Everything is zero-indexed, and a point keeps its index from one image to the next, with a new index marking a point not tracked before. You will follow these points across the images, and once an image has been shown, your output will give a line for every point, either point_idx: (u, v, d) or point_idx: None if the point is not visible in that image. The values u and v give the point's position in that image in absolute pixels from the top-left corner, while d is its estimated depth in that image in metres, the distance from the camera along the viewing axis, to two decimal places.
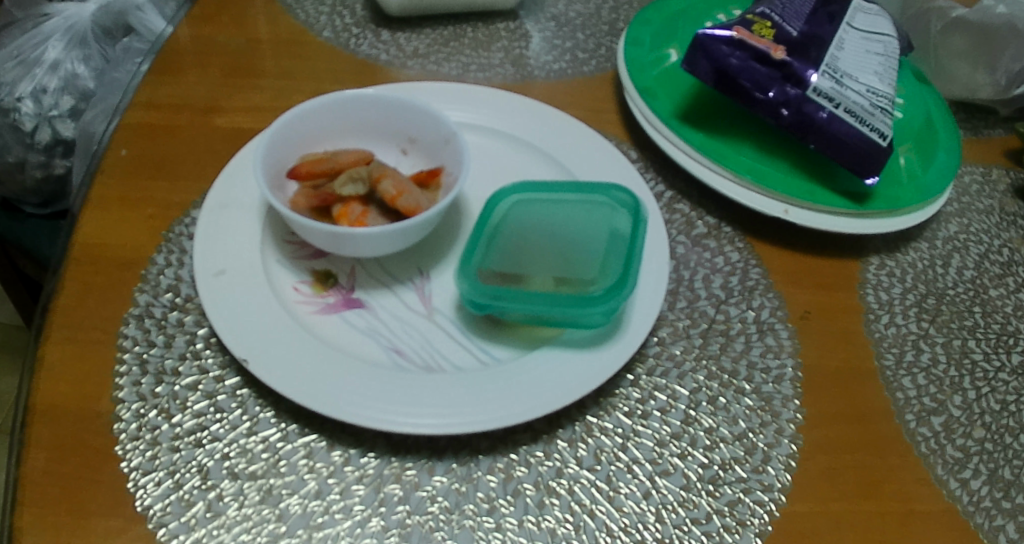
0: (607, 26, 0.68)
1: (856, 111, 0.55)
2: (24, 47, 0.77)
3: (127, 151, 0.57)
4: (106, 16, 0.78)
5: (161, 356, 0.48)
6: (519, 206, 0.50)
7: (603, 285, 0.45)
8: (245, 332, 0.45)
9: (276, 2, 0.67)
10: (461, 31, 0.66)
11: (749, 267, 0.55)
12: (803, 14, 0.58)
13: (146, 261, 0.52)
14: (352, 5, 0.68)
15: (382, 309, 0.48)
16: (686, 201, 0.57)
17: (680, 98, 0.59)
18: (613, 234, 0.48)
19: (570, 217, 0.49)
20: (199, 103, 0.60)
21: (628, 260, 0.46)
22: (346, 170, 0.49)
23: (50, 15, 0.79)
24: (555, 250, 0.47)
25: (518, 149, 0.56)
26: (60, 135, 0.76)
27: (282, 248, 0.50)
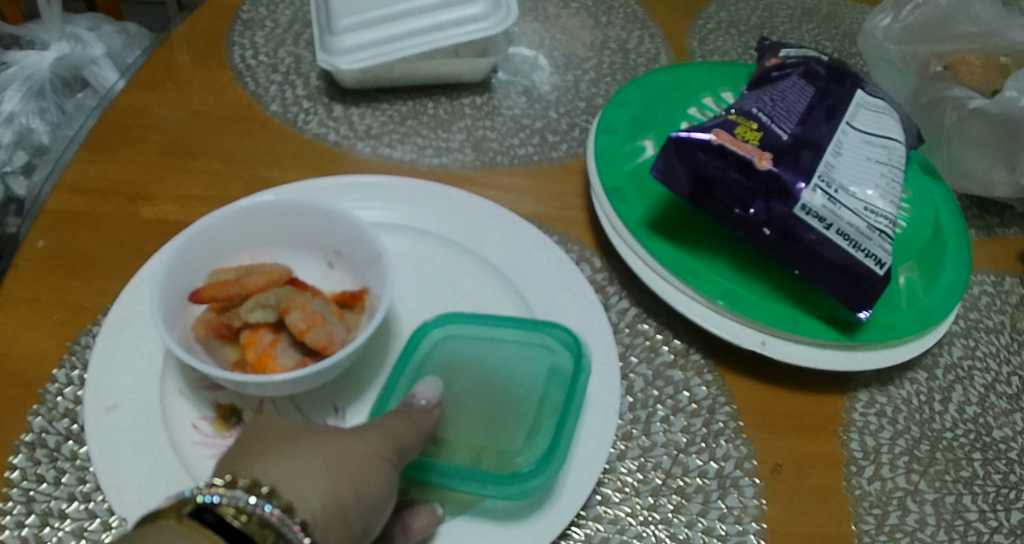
0: (584, 103, 0.61)
1: (851, 234, 0.48)
2: None
3: (45, 242, 0.53)
4: (64, 68, 0.76)
5: (49, 495, 0.43)
6: (448, 341, 0.44)
7: (532, 453, 0.39)
8: (130, 483, 0.40)
9: (226, 67, 0.62)
10: (421, 107, 0.60)
11: (717, 406, 0.49)
12: (795, 113, 0.51)
13: (47, 377, 0.47)
14: (306, 73, 0.63)
15: None
16: (653, 320, 0.52)
17: (653, 203, 0.53)
18: (551, 382, 0.42)
19: (505, 359, 0.44)
20: (129, 187, 0.55)
21: (563, 421, 0.40)
22: (254, 295, 0.44)
23: (7, 63, 0.76)
24: (482, 402, 0.41)
25: (463, 257, 0.50)
26: (13, 194, 0.69)
27: (186, 374, 0.45)
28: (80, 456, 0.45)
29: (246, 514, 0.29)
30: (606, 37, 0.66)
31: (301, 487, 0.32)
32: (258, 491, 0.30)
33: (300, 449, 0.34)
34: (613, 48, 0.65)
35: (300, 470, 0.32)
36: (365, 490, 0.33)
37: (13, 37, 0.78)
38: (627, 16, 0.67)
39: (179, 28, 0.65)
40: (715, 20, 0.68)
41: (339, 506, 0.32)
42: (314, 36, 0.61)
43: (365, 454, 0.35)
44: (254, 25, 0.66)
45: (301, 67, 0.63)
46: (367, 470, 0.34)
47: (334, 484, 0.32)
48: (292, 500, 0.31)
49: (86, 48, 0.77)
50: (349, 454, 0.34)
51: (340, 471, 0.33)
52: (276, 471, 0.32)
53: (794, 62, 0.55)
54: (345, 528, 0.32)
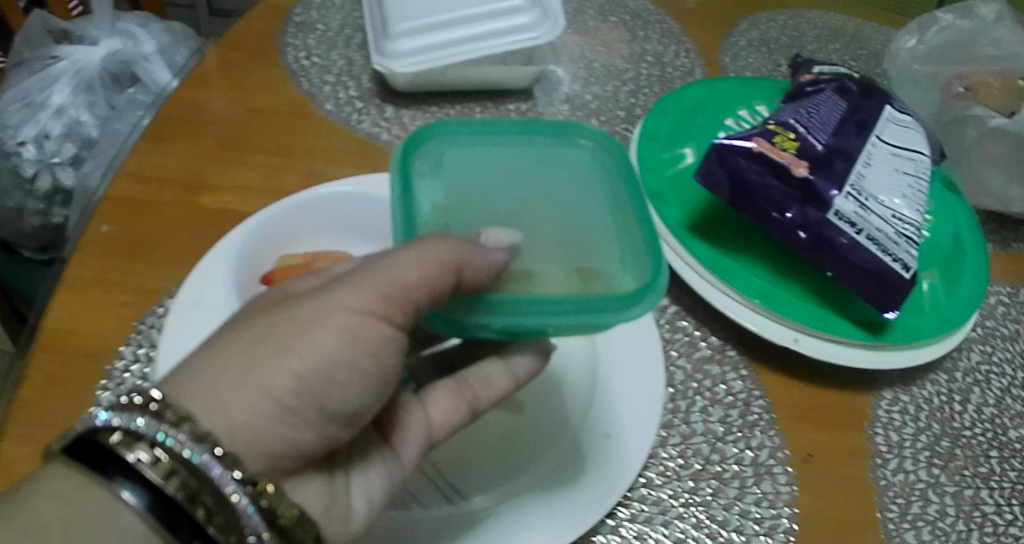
0: (625, 112, 0.63)
1: (879, 239, 0.51)
2: (31, 89, 0.76)
3: (108, 227, 0.55)
4: (115, 64, 0.78)
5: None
6: (460, 148, 0.43)
7: (621, 273, 0.39)
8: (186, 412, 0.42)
9: (281, 66, 0.65)
10: (469, 110, 0.62)
11: (752, 399, 0.52)
12: (829, 125, 0.55)
13: (112, 355, 0.49)
14: (358, 76, 0.65)
15: None
16: (690, 317, 0.56)
17: (693, 206, 0.57)
18: (615, 199, 0.42)
19: (538, 176, 0.43)
20: (189, 177, 0.58)
21: (646, 238, 0.40)
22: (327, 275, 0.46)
23: (58, 57, 0.77)
24: (520, 221, 0.41)
25: None
26: (60, 183, 0.75)
27: None
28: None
29: (141, 443, 0.31)
30: (644, 51, 0.67)
31: (217, 388, 0.32)
32: (150, 409, 0.31)
33: (227, 340, 0.34)
34: (650, 61, 0.67)
35: (220, 370, 0.32)
36: (303, 367, 0.33)
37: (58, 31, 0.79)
38: (664, 31, 0.69)
39: (226, 38, 0.67)
40: (747, 37, 0.70)
41: (272, 398, 0.33)
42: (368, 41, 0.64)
43: (307, 316, 0.34)
44: (306, 28, 0.68)
45: (353, 69, 0.65)
46: (304, 337, 0.33)
47: (263, 373, 0.32)
48: (194, 411, 0.32)
49: (137, 43, 0.79)
50: (284, 328, 0.33)
51: (272, 358, 0.33)
52: (193, 377, 0.32)
53: (827, 78, 0.59)
54: (283, 421, 0.33)
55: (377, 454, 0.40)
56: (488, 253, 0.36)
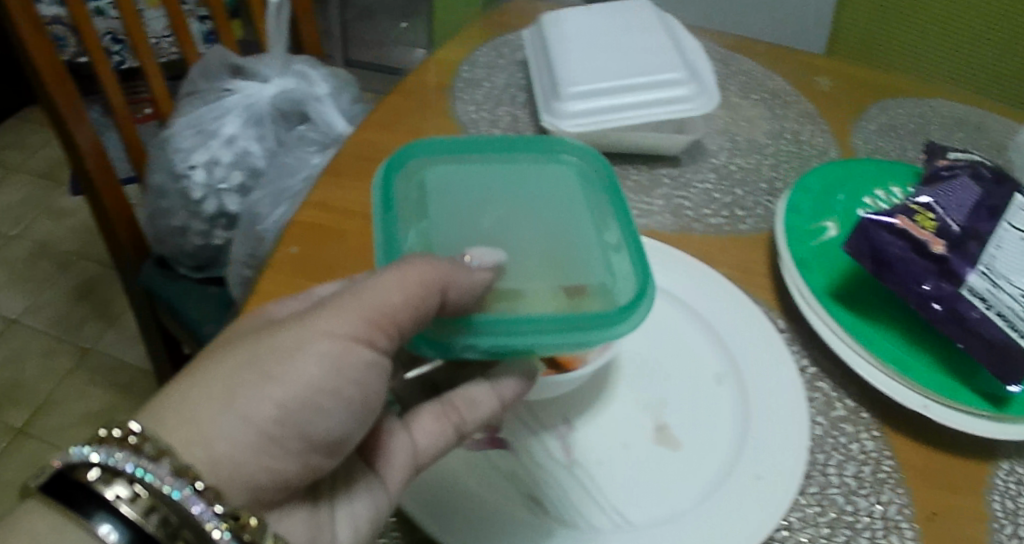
0: (766, 184, 0.69)
1: (1009, 316, 0.55)
2: (204, 117, 0.82)
3: (297, 249, 0.60)
4: (285, 101, 0.83)
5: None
6: (453, 169, 0.53)
7: (608, 285, 0.46)
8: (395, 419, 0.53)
9: (451, 117, 0.71)
10: (626, 172, 0.69)
11: (882, 458, 0.56)
12: (964, 207, 0.60)
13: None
14: (524, 131, 0.70)
15: (527, 454, 0.54)
16: (828, 379, 0.60)
17: (837, 274, 0.62)
18: (598, 224, 0.50)
19: (512, 206, 0.52)
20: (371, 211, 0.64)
21: (627, 255, 0.47)
22: None
23: (231, 90, 0.83)
24: (503, 236, 0.50)
25: (677, 308, 0.62)
26: (225, 208, 0.83)
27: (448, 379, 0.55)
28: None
29: (120, 481, 0.37)
30: (783, 128, 0.74)
31: (203, 417, 0.39)
32: (134, 447, 0.38)
33: (208, 371, 0.40)
34: (788, 138, 0.73)
35: (204, 402, 0.39)
36: (288, 397, 0.40)
37: (231, 65, 0.84)
38: (801, 111, 0.75)
39: (401, 89, 0.73)
40: (877, 121, 0.75)
41: (256, 428, 0.39)
42: (538, 101, 0.70)
43: (274, 346, 0.40)
44: (473, 85, 0.75)
45: (517, 126, 0.70)
46: (283, 365, 0.40)
47: (251, 401, 0.39)
48: (178, 446, 0.38)
49: (311, 85, 0.83)
50: (266, 360, 0.40)
51: (255, 386, 0.39)
52: (178, 411, 0.39)
53: (962, 165, 0.64)
54: (267, 451, 0.40)
55: (363, 482, 0.49)
56: (474, 272, 0.43)
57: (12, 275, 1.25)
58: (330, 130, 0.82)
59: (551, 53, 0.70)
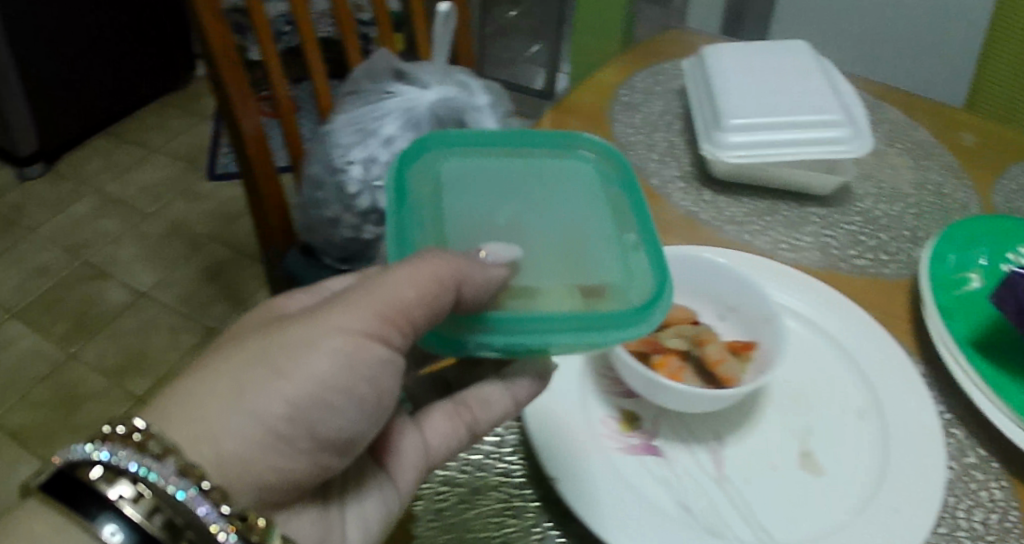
0: (909, 232, 0.71)
1: None
2: (365, 117, 0.85)
3: None
4: (444, 108, 0.84)
5: (481, 476, 0.50)
6: (468, 160, 0.48)
7: (626, 283, 0.41)
8: (553, 415, 0.52)
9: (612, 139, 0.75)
10: (777, 206, 0.72)
11: (1010, 509, 0.51)
12: None
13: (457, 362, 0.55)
14: (680, 157, 0.75)
15: (678, 462, 0.51)
16: (961, 427, 0.56)
17: (981, 326, 0.61)
18: (617, 213, 0.45)
19: (528, 191, 0.47)
20: None
21: (648, 250, 0.42)
22: (675, 328, 0.56)
23: (393, 93, 0.85)
24: (520, 232, 0.44)
25: (823, 342, 0.60)
26: (377, 204, 0.86)
27: (603, 385, 0.55)
28: (490, 452, 0.52)
29: (121, 481, 0.34)
30: (925, 178, 0.76)
31: (197, 415, 0.36)
32: (136, 443, 0.35)
33: (216, 367, 0.37)
34: (931, 189, 0.75)
35: (209, 397, 0.36)
36: (294, 390, 0.37)
37: (395, 69, 0.87)
38: (943, 164, 0.78)
39: (563, 104, 0.77)
40: (1019, 180, 0.76)
41: (264, 425, 0.37)
42: (700, 130, 0.74)
43: (273, 342, 0.38)
44: (631, 108, 0.79)
45: (674, 151, 0.75)
46: (292, 359, 0.37)
47: (255, 400, 0.36)
48: (180, 443, 0.35)
49: (471, 96, 0.85)
50: (278, 353, 0.37)
51: (267, 381, 0.37)
52: (183, 407, 0.36)
53: None
54: (275, 449, 0.37)
55: (373, 483, 0.46)
56: (488, 268, 0.39)
57: (146, 252, 1.35)
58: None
59: (713, 87, 0.74)
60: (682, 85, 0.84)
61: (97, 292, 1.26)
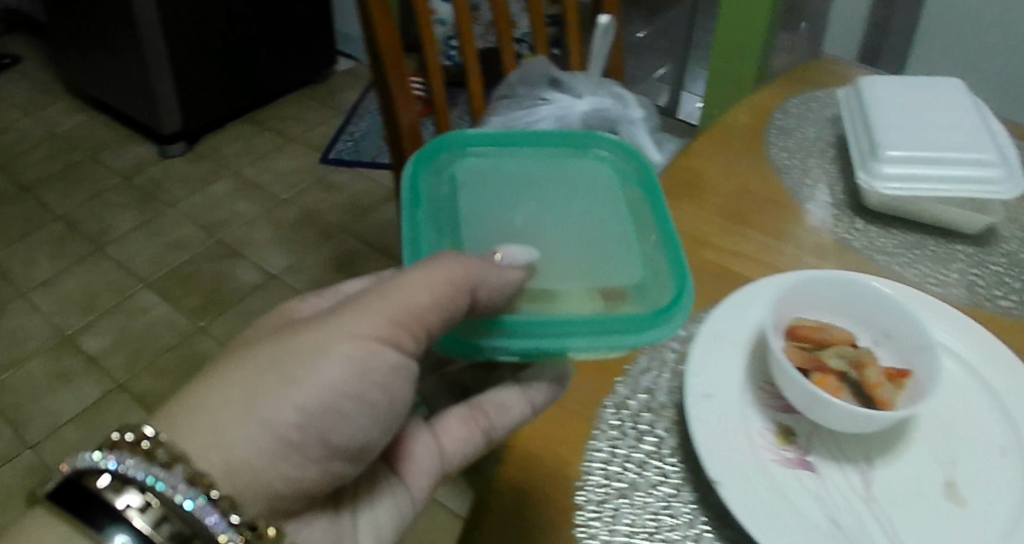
0: None
1: None
2: (518, 120, 0.85)
3: None
4: (597, 118, 0.86)
5: (638, 473, 0.44)
6: (483, 159, 0.47)
7: (646, 288, 0.40)
8: (709, 421, 0.45)
9: (768, 162, 0.76)
10: (924, 242, 0.70)
11: None
12: None
13: (628, 357, 0.51)
14: (834, 187, 0.75)
15: (830, 480, 0.44)
16: None
17: None
18: (634, 213, 0.44)
19: (543, 192, 0.46)
20: (692, 233, 0.66)
21: (667, 251, 0.41)
22: (837, 345, 0.49)
23: (547, 100, 0.87)
24: (535, 235, 0.43)
25: (972, 377, 0.49)
26: None
27: (755, 392, 0.48)
28: (649, 452, 0.45)
29: (128, 492, 0.35)
30: None
31: (202, 428, 0.35)
32: (141, 453, 0.35)
33: (223, 375, 0.36)
34: None
35: (214, 406, 0.35)
36: (299, 396, 0.36)
37: (550, 78, 0.90)
38: None
39: (716, 127, 0.80)
40: None
41: (274, 434, 0.35)
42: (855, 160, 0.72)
43: (279, 351, 0.36)
44: (787, 133, 0.80)
45: (828, 178, 0.75)
46: (302, 365, 0.36)
47: (259, 410, 0.35)
48: (187, 452, 0.35)
49: (627, 107, 0.87)
50: (288, 361, 0.36)
51: (276, 390, 0.35)
52: (193, 416, 0.35)
53: None
54: (285, 457, 0.36)
55: (386, 487, 0.44)
56: (506, 270, 0.38)
57: (282, 235, 1.43)
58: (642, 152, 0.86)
59: (867, 115, 0.74)
60: (837, 114, 0.83)
61: (232, 270, 1.35)
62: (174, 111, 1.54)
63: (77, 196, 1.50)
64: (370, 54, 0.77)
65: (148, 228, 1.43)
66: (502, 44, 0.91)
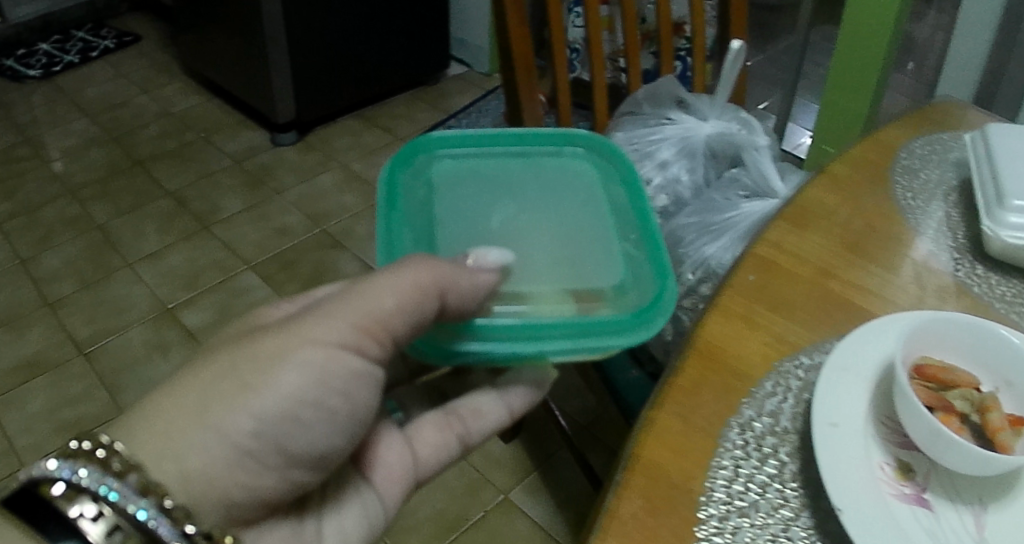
0: None
1: None
2: (641, 141, 0.80)
3: (754, 278, 0.52)
4: (722, 143, 0.79)
5: (760, 494, 0.39)
6: (468, 162, 0.52)
7: (623, 289, 0.42)
8: (832, 449, 0.40)
9: (903, 183, 0.64)
10: None
11: None
12: None
13: (752, 379, 0.45)
14: (967, 228, 0.60)
15: (946, 522, 0.38)
16: None
17: None
18: (615, 220, 0.47)
19: (527, 199, 0.49)
20: (814, 262, 0.54)
21: (648, 256, 0.44)
22: (962, 386, 0.43)
23: (671, 121, 0.81)
24: (514, 237, 0.46)
25: None
26: None
27: (875, 423, 0.42)
28: (771, 474, 0.40)
29: (78, 501, 0.33)
30: None
31: (155, 437, 0.34)
32: (97, 461, 0.34)
33: (184, 380, 0.36)
34: None
35: (172, 412, 0.35)
36: (256, 405, 0.35)
37: (678, 99, 0.83)
38: None
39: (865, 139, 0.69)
40: None
41: (229, 442, 0.35)
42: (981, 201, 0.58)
43: (233, 359, 0.36)
44: (929, 162, 0.67)
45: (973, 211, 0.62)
46: (259, 374, 0.35)
47: (212, 416, 0.35)
48: (143, 460, 0.34)
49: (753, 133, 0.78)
50: (247, 367, 0.35)
51: (234, 396, 0.35)
52: (149, 426, 0.34)
53: None
54: (239, 467, 0.36)
55: (354, 493, 0.44)
56: (478, 274, 0.39)
57: None
58: (765, 182, 0.75)
59: (990, 142, 0.61)
60: (963, 159, 0.68)
61: (334, 262, 1.38)
62: (289, 102, 1.61)
63: (188, 175, 1.58)
64: (504, 71, 0.82)
65: (254, 213, 1.49)
66: (632, 60, 0.87)
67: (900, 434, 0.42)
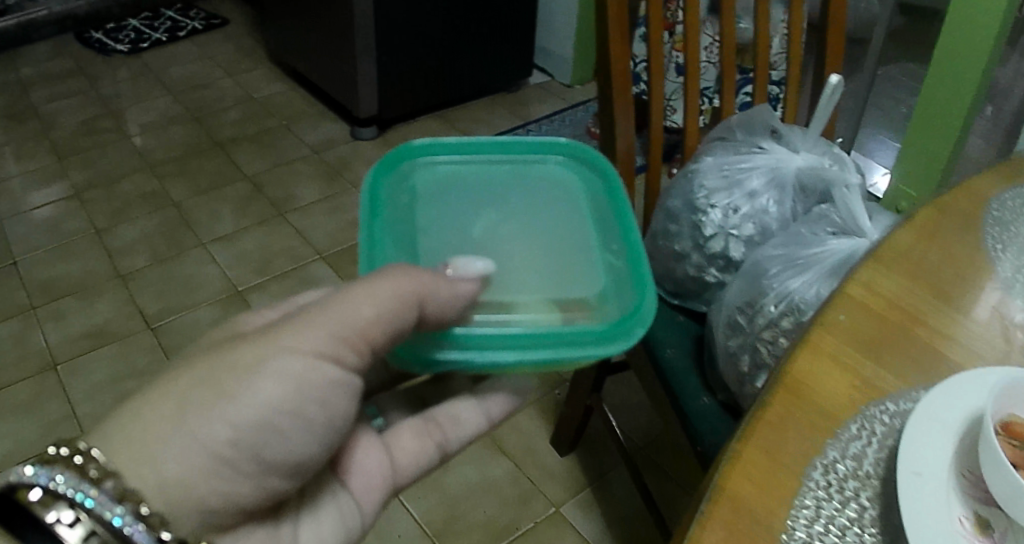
0: None
1: None
2: (730, 167, 0.72)
3: (845, 318, 0.46)
4: (815, 177, 0.69)
5: (840, 538, 0.35)
6: (449, 170, 0.51)
7: (603, 300, 0.43)
8: (914, 501, 0.36)
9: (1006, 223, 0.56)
10: None
11: None
12: None
13: (836, 418, 0.40)
14: None
15: None
16: None
17: None
18: (598, 229, 0.48)
19: (509, 207, 0.49)
20: (892, 301, 0.48)
21: (629, 267, 0.45)
22: None
23: (762, 149, 0.73)
24: (498, 246, 0.46)
25: None
26: (729, 253, 0.71)
27: (959, 476, 0.38)
28: (851, 518, 0.36)
29: (55, 506, 0.33)
30: None
31: (128, 445, 0.34)
32: (76, 467, 0.33)
33: (161, 386, 0.36)
34: None
35: (150, 420, 0.35)
36: (234, 413, 0.35)
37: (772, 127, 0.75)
38: None
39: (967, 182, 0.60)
40: None
41: (206, 450, 0.35)
42: None
43: (210, 367, 0.36)
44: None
45: None
46: (234, 381, 0.36)
47: (187, 422, 0.35)
48: (121, 468, 0.34)
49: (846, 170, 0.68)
50: (224, 376, 0.36)
51: (211, 404, 0.35)
52: (128, 432, 0.34)
53: None
54: (216, 474, 0.36)
55: (330, 492, 0.45)
56: (458, 284, 0.40)
57: None
58: (855, 220, 0.64)
59: None
60: None
61: None
62: (372, 96, 1.63)
63: (267, 161, 1.63)
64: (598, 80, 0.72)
65: (329, 203, 1.52)
66: (725, 76, 0.81)
67: (982, 488, 0.38)
